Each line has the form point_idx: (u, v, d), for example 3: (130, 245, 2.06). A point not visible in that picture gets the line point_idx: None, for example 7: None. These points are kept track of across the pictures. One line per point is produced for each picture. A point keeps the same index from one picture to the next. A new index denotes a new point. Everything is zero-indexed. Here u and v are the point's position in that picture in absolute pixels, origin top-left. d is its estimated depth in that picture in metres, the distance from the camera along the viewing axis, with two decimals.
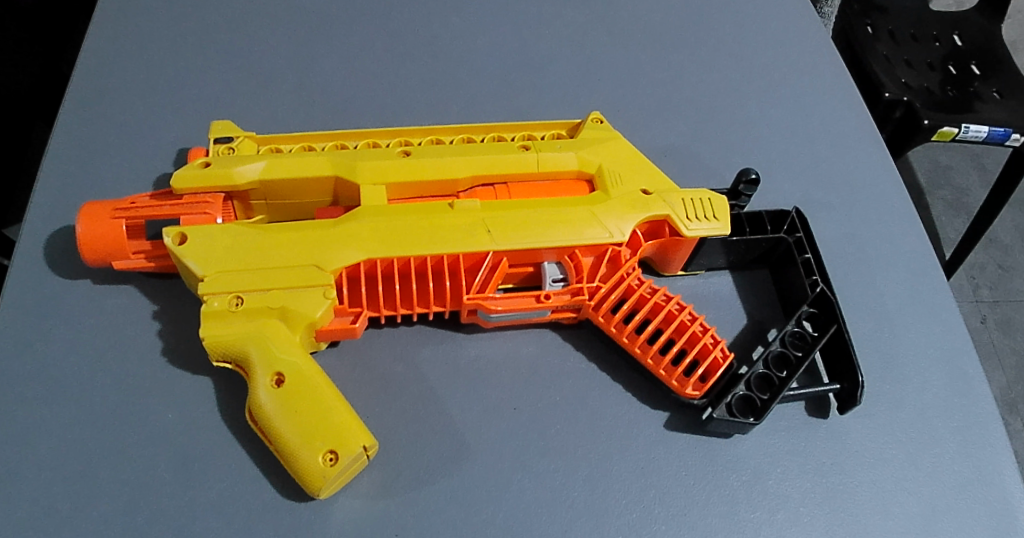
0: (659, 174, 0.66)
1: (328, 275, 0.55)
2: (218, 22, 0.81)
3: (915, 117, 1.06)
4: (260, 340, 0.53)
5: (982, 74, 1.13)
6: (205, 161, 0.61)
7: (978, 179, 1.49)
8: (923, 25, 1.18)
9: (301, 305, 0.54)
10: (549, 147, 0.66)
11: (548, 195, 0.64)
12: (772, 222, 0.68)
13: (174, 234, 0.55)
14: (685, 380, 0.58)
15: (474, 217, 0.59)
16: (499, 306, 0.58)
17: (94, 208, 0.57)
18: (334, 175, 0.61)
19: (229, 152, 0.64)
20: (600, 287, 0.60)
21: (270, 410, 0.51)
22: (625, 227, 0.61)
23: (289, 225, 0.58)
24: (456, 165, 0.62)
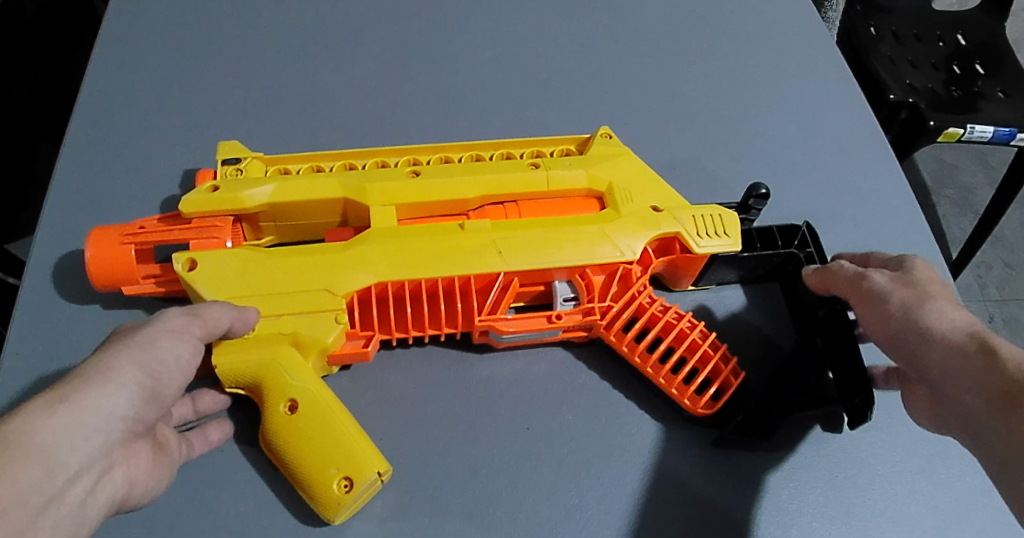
0: (671, 190, 0.66)
1: (340, 299, 0.55)
2: (220, 40, 0.81)
3: (921, 118, 1.05)
4: (270, 366, 0.52)
5: (986, 73, 1.12)
6: (212, 185, 0.60)
7: (984, 178, 1.48)
8: (926, 25, 1.18)
9: (312, 330, 0.54)
10: (558, 164, 0.65)
11: (558, 213, 0.63)
12: (782, 236, 0.66)
13: (183, 260, 0.55)
14: (697, 400, 0.57)
15: (484, 237, 0.58)
16: (511, 328, 0.58)
17: (101, 233, 0.57)
18: (343, 197, 0.61)
19: (236, 174, 0.63)
20: (611, 306, 0.59)
21: (282, 437, 0.50)
22: (637, 245, 0.60)
23: (298, 248, 0.57)
24: (465, 185, 0.62)
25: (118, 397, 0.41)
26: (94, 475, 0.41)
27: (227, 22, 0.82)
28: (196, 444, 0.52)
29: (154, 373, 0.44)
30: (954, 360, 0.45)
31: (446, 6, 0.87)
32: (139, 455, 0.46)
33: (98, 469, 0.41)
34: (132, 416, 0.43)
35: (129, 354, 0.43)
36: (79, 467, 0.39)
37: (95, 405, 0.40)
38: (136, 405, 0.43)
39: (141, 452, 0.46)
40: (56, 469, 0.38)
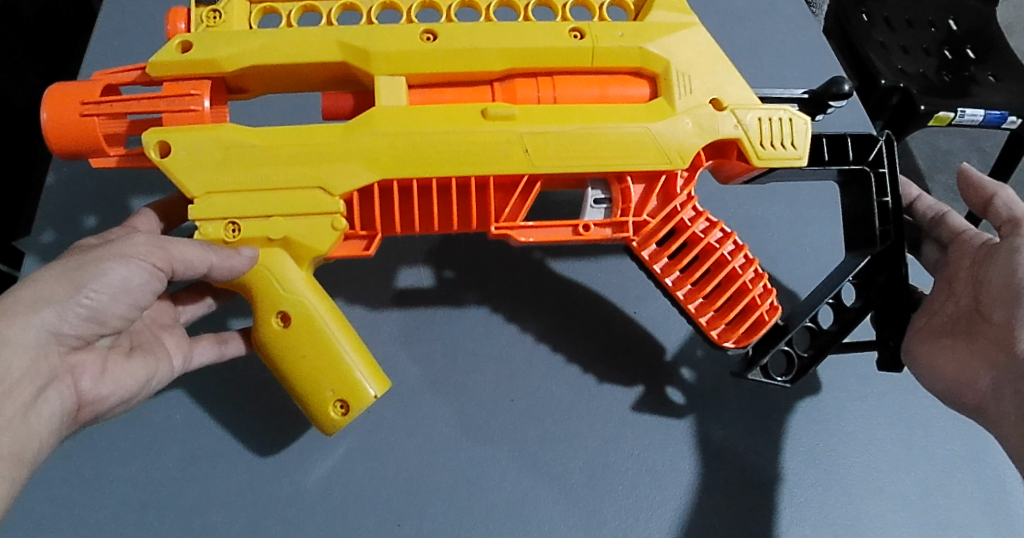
0: (739, 76, 0.47)
1: (336, 201, 0.43)
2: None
3: (911, 104, 0.97)
4: (259, 275, 0.45)
5: (977, 58, 1.04)
6: (184, 41, 0.44)
7: (978, 161, 1.33)
8: (917, 10, 1.09)
9: (306, 234, 0.44)
10: (610, 27, 0.46)
11: (601, 97, 0.46)
12: (857, 148, 0.50)
13: (154, 142, 0.43)
14: (730, 334, 0.49)
15: (512, 128, 0.43)
16: (531, 239, 0.46)
17: (62, 94, 0.44)
18: (344, 61, 0.45)
19: (213, 19, 0.46)
20: (648, 220, 0.47)
21: (280, 351, 0.46)
22: (690, 150, 0.44)
23: (289, 128, 0.44)
24: (486, 54, 0.45)
25: (45, 319, 0.39)
26: (35, 393, 0.40)
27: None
28: (209, 352, 0.52)
29: (82, 304, 0.40)
30: (1006, 283, 0.47)
31: None
32: (104, 378, 0.44)
33: (40, 388, 0.40)
34: (76, 337, 0.41)
35: (60, 276, 0.40)
36: (11, 383, 0.39)
37: (21, 323, 0.39)
38: (73, 328, 0.41)
39: (108, 375, 0.45)
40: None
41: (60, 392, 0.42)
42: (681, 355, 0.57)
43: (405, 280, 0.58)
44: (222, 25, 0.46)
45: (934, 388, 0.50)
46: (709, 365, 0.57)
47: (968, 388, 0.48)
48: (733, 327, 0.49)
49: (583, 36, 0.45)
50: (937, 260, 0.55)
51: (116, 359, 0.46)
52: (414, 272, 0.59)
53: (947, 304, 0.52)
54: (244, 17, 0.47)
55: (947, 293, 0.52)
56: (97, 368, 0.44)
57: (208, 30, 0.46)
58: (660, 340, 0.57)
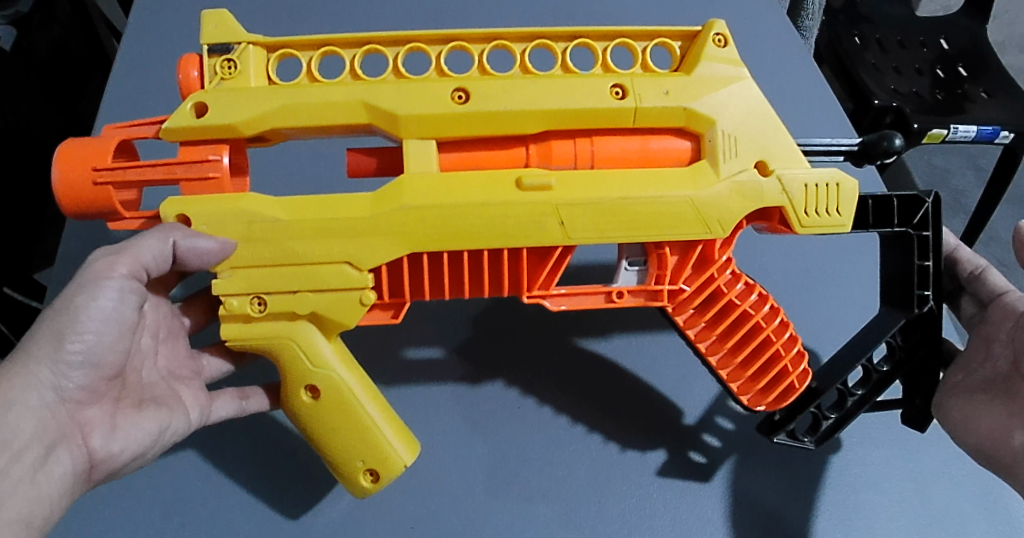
0: (786, 131, 0.45)
1: (366, 276, 0.42)
2: (157, 53, 0.73)
3: (906, 122, 0.94)
4: (285, 350, 0.43)
5: (970, 75, 1.00)
6: (201, 101, 0.42)
7: (975, 180, 1.30)
8: (911, 30, 1.07)
9: (333, 310, 0.43)
10: (652, 86, 0.44)
11: (639, 162, 0.45)
12: (901, 210, 0.48)
13: (174, 216, 0.42)
14: (758, 399, 0.48)
15: (546, 200, 0.42)
16: (564, 307, 0.46)
17: (67, 161, 0.42)
18: (369, 122, 0.43)
19: (228, 70, 0.43)
20: (682, 288, 0.46)
21: (308, 424, 0.44)
22: (730, 221, 0.44)
23: (315, 199, 0.42)
24: (522, 117, 0.43)
25: (44, 374, 0.39)
26: (40, 455, 0.38)
27: (172, 28, 0.75)
28: (230, 407, 0.49)
29: (73, 352, 0.39)
30: None
31: (384, 8, 0.79)
32: (116, 434, 0.42)
33: (46, 449, 0.39)
34: (76, 389, 0.40)
35: (48, 326, 0.39)
36: (14, 446, 0.38)
37: (22, 384, 0.38)
38: (71, 381, 0.40)
39: (120, 432, 0.42)
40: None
41: (69, 452, 0.40)
42: (703, 420, 0.55)
43: (417, 349, 0.57)
44: (239, 76, 0.43)
45: (968, 444, 0.48)
46: (734, 429, 0.55)
47: (1003, 445, 0.45)
48: (763, 393, 0.48)
49: (624, 94, 0.44)
50: (971, 316, 0.54)
51: (128, 412, 0.43)
52: (423, 344, 0.57)
53: (986, 364, 0.50)
54: (262, 68, 0.44)
55: (985, 354, 0.50)
56: (108, 425, 0.42)
57: (223, 84, 0.43)
58: (679, 404, 0.55)
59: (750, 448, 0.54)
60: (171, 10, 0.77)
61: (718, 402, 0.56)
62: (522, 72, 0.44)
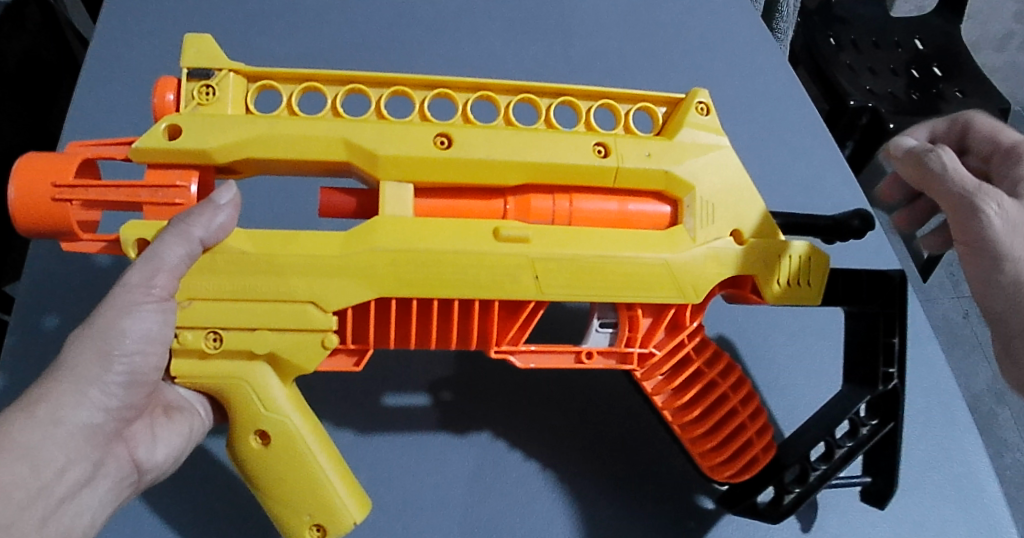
0: (762, 202, 0.46)
1: (331, 317, 0.41)
2: (110, 43, 0.70)
3: (881, 122, 0.97)
4: (239, 390, 0.41)
5: (945, 75, 1.03)
6: (174, 125, 0.41)
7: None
8: (885, 31, 1.08)
9: (293, 353, 0.41)
10: (634, 147, 0.44)
11: (617, 222, 0.45)
12: (870, 287, 0.50)
13: (134, 240, 0.40)
14: (718, 469, 0.49)
15: (522, 255, 0.42)
16: (532, 365, 0.45)
17: (27, 175, 0.40)
18: (348, 160, 0.42)
19: (207, 99, 0.42)
20: (653, 352, 0.46)
21: (254, 473, 0.42)
22: (703, 287, 0.45)
23: (285, 235, 0.41)
24: (504, 168, 0.42)
25: (92, 391, 0.35)
26: (85, 474, 0.35)
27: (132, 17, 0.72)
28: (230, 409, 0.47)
29: (120, 369, 0.36)
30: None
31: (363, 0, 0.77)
32: (154, 445, 0.40)
33: (93, 467, 0.36)
34: (120, 408, 0.37)
35: (92, 342, 0.35)
36: (61, 467, 0.34)
37: (73, 401, 0.34)
38: (118, 399, 0.36)
39: (154, 444, 0.40)
40: (42, 465, 0.33)
41: (114, 461, 0.37)
42: (670, 469, 0.56)
43: (396, 393, 0.56)
44: (216, 104, 0.42)
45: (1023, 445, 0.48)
46: (692, 489, 0.55)
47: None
48: (724, 464, 0.49)
49: (607, 153, 0.44)
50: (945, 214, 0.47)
51: (161, 422, 0.40)
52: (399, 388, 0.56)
53: (998, 297, 0.46)
54: (241, 98, 0.43)
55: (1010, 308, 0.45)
56: (146, 436, 0.39)
57: (199, 110, 0.42)
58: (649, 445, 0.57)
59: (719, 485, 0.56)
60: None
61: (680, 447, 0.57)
62: (504, 123, 0.44)
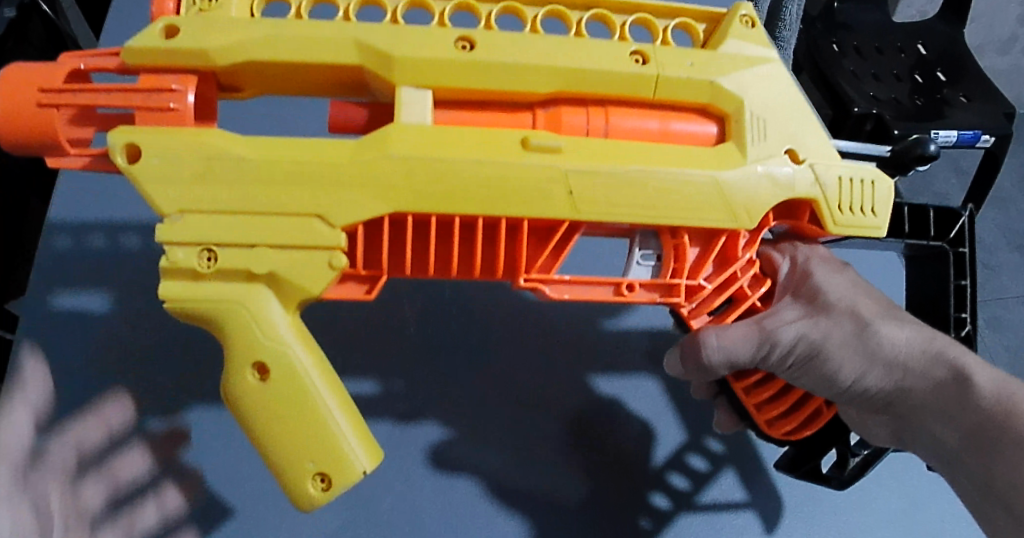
0: (817, 124, 0.43)
1: (339, 234, 0.36)
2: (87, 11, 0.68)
3: (886, 130, 0.86)
4: (237, 317, 0.36)
5: (948, 80, 0.95)
6: (172, 27, 0.37)
7: (958, 184, 1.23)
8: (886, 35, 0.99)
9: (298, 274, 0.36)
10: (673, 55, 0.41)
11: (658, 136, 0.41)
12: (937, 222, 0.47)
13: (122, 145, 0.35)
14: (774, 425, 0.47)
15: (553, 168, 0.37)
16: (567, 296, 0.40)
17: (13, 82, 0.37)
18: (360, 64, 0.38)
19: (213, 6, 0.39)
20: (702, 284, 0.42)
21: (253, 410, 0.37)
22: (757, 208, 0.40)
23: (292, 140, 0.36)
24: (531, 72, 0.39)
25: None
26: None
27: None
28: None
29: None
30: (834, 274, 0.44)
31: None
32: None
33: None
34: None
35: None
36: None
37: None
38: None
39: None
40: None
41: None
42: (672, 459, 0.55)
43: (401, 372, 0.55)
44: (218, 10, 0.39)
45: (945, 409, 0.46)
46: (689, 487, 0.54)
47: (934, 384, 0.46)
48: (783, 419, 0.46)
49: (645, 61, 0.40)
50: None
51: None
52: (357, 376, 0.55)
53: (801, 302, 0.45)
54: (246, 6, 0.40)
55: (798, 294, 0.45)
56: None
57: (201, 15, 0.38)
58: (658, 432, 0.56)
59: (732, 483, 0.55)
60: None
61: (691, 442, 0.56)
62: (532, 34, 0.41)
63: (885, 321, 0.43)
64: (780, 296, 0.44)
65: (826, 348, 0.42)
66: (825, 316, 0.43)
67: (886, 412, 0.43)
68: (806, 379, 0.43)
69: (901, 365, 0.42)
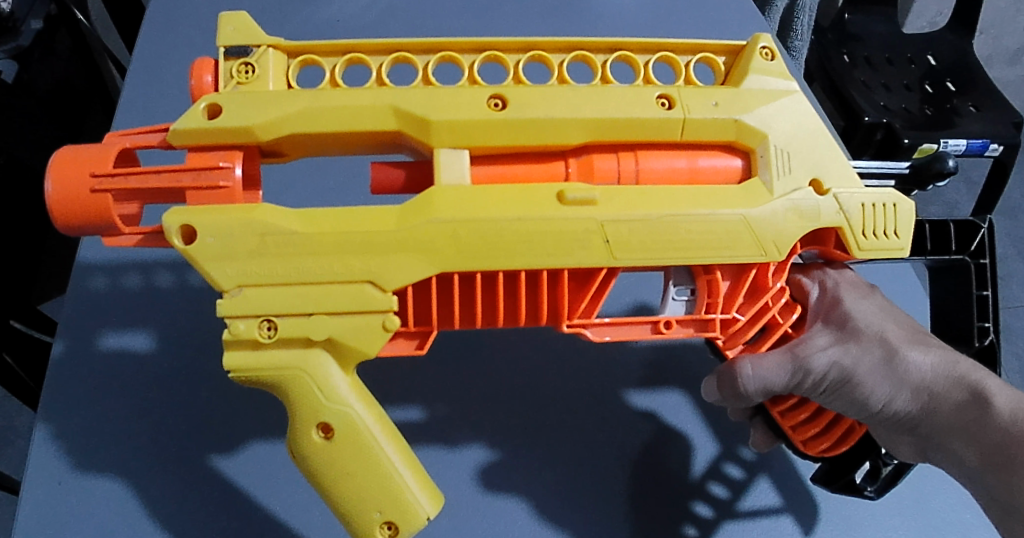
0: (841, 150, 0.43)
1: (391, 298, 0.38)
2: (135, 72, 0.71)
3: (895, 138, 0.91)
4: (299, 383, 0.39)
5: (958, 90, 0.97)
6: (212, 105, 0.39)
7: (967, 193, 1.24)
8: (898, 46, 1.01)
9: (354, 339, 0.39)
10: (697, 96, 0.42)
11: (686, 177, 0.42)
12: (958, 237, 0.48)
13: (178, 227, 0.37)
14: (809, 444, 0.48)
15: (588, 219, 0.39)
16: (607, 338, 0.42)
17: (66, 164, 0.38)
18: (398, 130, 0.39)
19: (247, 77, 0.40)
20: (734, 318, 0.43)
21: (318, 466, 0.40)
22: (785, 242, 0.41)
23: (341, 212, 0.38)
24: (561, 126, 0.40)
25: None
26: None
27: (149, 47, 0.73)
28: None
29: None
30: (863, 301, 0.46)
31: (396, 17, 0.79)
32: None
33: None
34: None
35: None
36: None
37: None
38: None
39: None
40: None
41: None
42: (710, 469, 0.55)
43: (442, 391, 0.56)
44: (256, 81, 0.40)
45: None
46: (728, 497, 0.54)
47: None
48: (817, 439, 0.48)
49: (670, 104, 0.41)
50: None
51: None
52: (404, 399, 0.56)
53: None
54: (281, 73, 0.41)
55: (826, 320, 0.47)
56: None
57: (239, 89, 0.39)
58: (693, 442, 0.56)
59: (766, 489, 0.55)
60: (189, 16, 0.76)
61: (726, 451, 0.56)
62: (559, 83, 0.42)
63: (912, 346, 0.44)
64: (811, 323, 0.45)
65: (855, 374, 0.43)
66: (853, 341, 0.44)
67: (911, 434, 0.44)
68: (838, 403, 0.45)
69: (930, 388, 0.43)
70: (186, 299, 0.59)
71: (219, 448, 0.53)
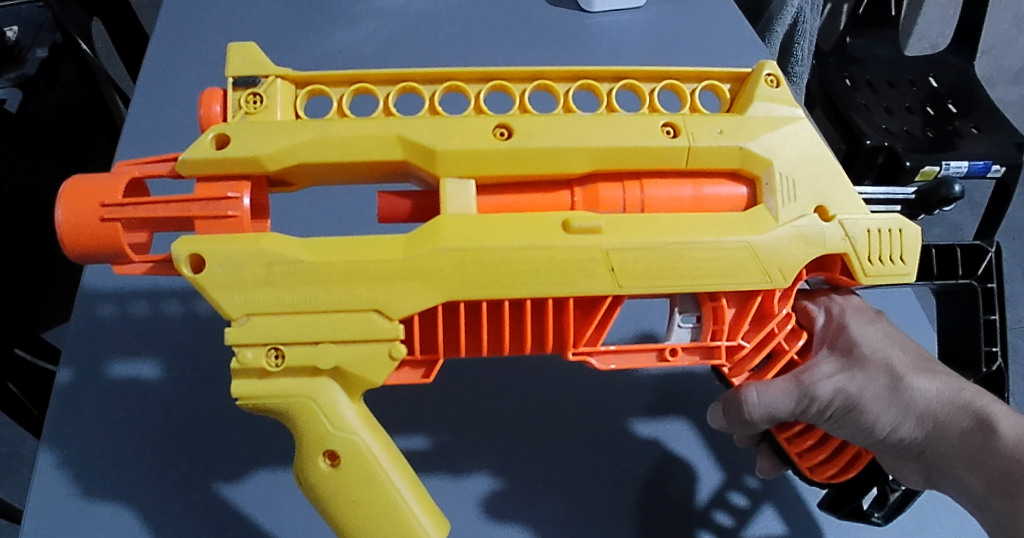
0: (846, 176, 0.43)
1: (397, 326, 0.39)
2: (144, 104, 0.72)
3: (897, 161, 0.91)
4: (306, 410, 0.39)
5: (959, 112, 0.97)
6: (220, 135, 0.39)
7: (971, 213, 1.24)
8: (899, 69, 1.02)
9: (361, 367, 0.39)
10: (702, 124, 0.42)
11: (692, 203, 0.42)
12: (965, 261, 0.48)
13: (187, 256, 0.38)
14: (815, 469, 0.48)
15: (593, 246, 0.39)
16: (613, 365, 0.42)
17: (75, 194, 0.39)
18: (406, 160, 0.40)
19: (255, 107, 0.40)
20: (740, 345, 0.43)
21: (325, 492, 0.40)
22: (790, 269, 0.41)
23: (348, 242, 0.39)
24: (567, 154, 0.40)
25: None
26: None
27: (157, 79, 0.74)
28: None
29: None
30: (868, 328, 0.46)
31: (399, 47, 0.80)
32: None
33: None
34: None
35: None
36: None
37: None
38: None
39: None
40: None
41: None
42: (714, 497, 0.55)
43: (447, 418, 0.57)
44: (264, 111, 0.40)
45: None
46: (732, 525, 0.54)
47: None
48: (824, 464, 0.48)
49: (675, 132, 0.42)
50: None
51: None
52: (410, 425, 0.56)
53: None
54: (290, 103, 0.41)
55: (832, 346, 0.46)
56: None
57: (248, 119, 0.40)
58: (696, 471, 0.56)
59: (770, 517, 0.55)
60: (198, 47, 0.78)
61: (730, 480, 0.56)
62: (565, 112, 0.42)
63: (918, 373, 0.44)
64: (817, 350, 0.45)
65: (861, 401, 0.43)
66: (859, 368, 0.44)
67: (918, 461, 0.44)
68: (845, 430, 0.44)
69: (936, 414, 0.43)
70: (193, 325, 0.59)
71: (225, 476, 0.53)
